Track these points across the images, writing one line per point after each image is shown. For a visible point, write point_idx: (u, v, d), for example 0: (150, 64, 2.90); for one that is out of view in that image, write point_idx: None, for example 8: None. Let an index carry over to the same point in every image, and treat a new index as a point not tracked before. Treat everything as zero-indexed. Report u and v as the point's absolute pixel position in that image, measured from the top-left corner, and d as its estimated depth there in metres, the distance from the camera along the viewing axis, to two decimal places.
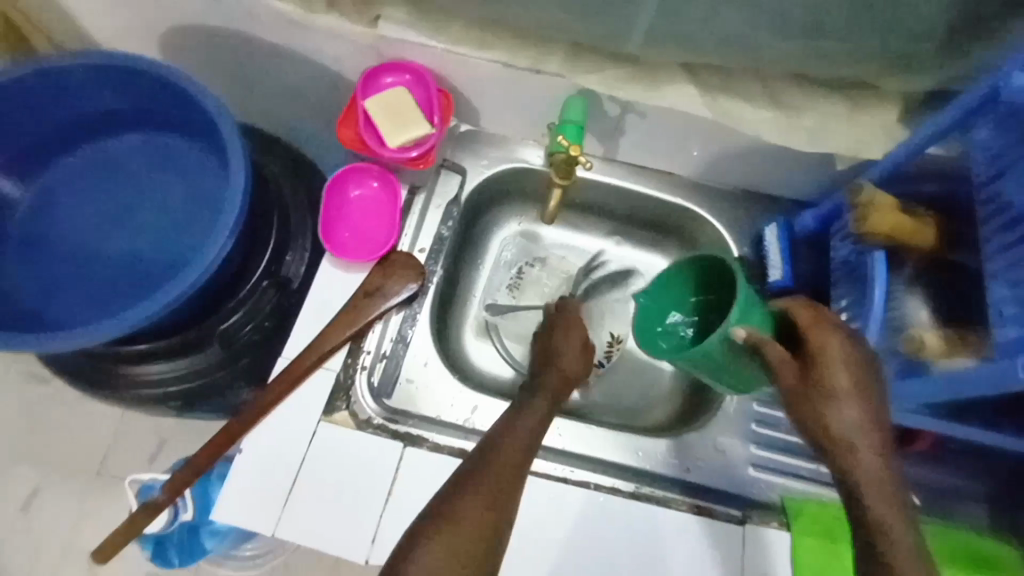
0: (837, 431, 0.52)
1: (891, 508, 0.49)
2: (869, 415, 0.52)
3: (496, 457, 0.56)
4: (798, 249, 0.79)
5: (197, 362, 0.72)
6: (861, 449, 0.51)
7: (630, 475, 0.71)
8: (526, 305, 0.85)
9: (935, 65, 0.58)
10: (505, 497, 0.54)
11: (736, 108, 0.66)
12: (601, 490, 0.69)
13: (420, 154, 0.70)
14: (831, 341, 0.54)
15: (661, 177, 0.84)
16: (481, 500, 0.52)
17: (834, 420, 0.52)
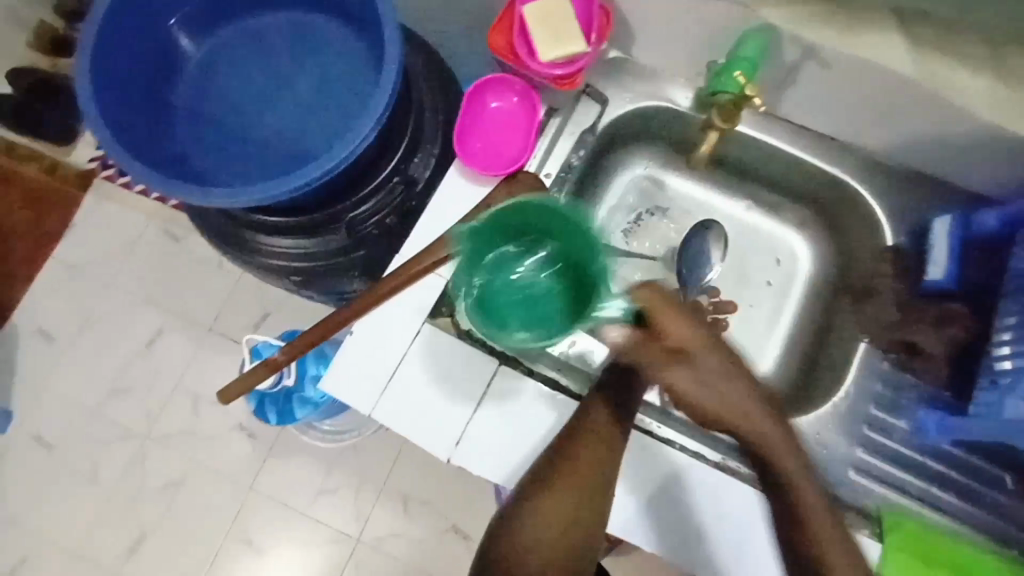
0: (718, 413, 0.54)
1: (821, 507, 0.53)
2: (739, 397, 0.54)
3: (585, 443, 0.55)
4: (970, 253, 0.69)
5: (320, 244, 0.75)
6: (784, 445, 0.54)
7: (717, 445, 0.68)
8: (640, 252, 0.82)
9: None
10: (601, 484, 0.54)
11: (945, 73, 0.57)
12: (685, 452, 0.67)
13: (567, 73, 0.66)
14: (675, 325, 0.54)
15: (820, 143, 0.75)
16: (576, 489, 0.53)
17: (701, 401, 0.54)
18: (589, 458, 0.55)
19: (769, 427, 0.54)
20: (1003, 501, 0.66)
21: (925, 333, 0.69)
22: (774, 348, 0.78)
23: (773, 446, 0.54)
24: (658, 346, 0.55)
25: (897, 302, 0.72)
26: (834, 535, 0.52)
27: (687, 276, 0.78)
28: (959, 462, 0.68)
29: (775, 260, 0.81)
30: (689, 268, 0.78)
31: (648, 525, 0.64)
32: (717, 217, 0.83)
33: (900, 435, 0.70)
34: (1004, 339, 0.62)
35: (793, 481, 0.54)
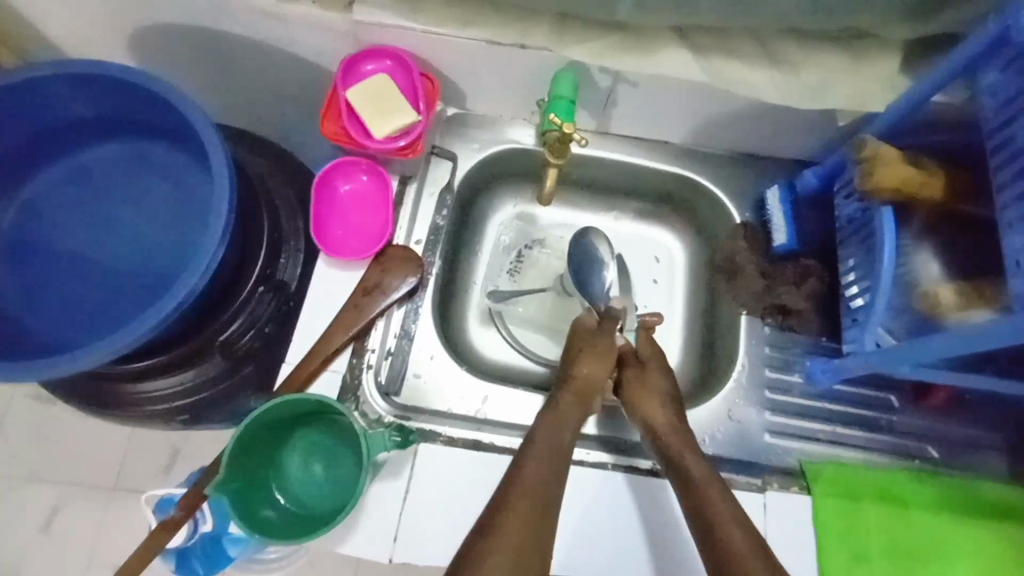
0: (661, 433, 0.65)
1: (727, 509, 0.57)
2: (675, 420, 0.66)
3: (516, 503, 0.55)
4: (802, 212, 0.78)
5: (199, 374, 0.70)
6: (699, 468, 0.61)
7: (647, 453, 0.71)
8: (528, 288, 0.84)
9: (912, 17, 0.59)
10: (541, 537, 0.54)
11: (731, 69, 0.66)
12: (618, 468, 0.69)
13: (408, 143, 0.68)
14: (602, 345, 0.68)
15: (655, 147, 0.82)
16: (510, 555, 0.51)
17: (662, 424, 0.65)
18: (521, 519, 0.54)
19: (696, 458, 0.62)
20: (899, 420, 0.73)
21: (789, 292, 0.76)
22: (675, 341, 0.84)
23: (698, 471, 0.61)
24: (597, 376, 0.67)
25: (761, 271, 0.78)
26: (739, 529, 0.56)
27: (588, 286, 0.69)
28: (854, 397, 0.74)
29: (653, 258, 0.88)
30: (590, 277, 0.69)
31: (595, 551, 0.65)
32: None
33: (799, 387, 0.74)
34: (850, 283, 0.70)
35: (703, 492, 0.59)
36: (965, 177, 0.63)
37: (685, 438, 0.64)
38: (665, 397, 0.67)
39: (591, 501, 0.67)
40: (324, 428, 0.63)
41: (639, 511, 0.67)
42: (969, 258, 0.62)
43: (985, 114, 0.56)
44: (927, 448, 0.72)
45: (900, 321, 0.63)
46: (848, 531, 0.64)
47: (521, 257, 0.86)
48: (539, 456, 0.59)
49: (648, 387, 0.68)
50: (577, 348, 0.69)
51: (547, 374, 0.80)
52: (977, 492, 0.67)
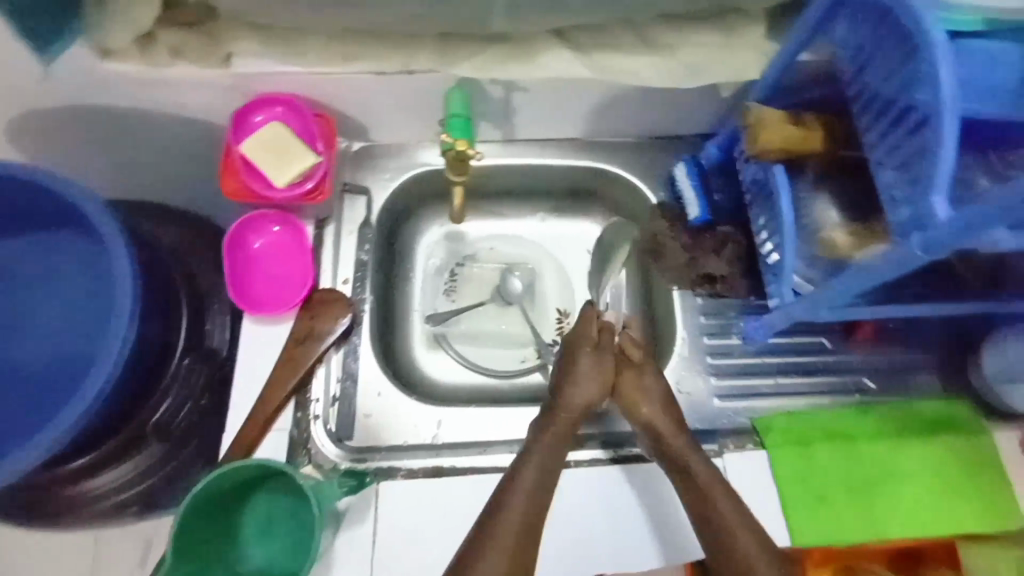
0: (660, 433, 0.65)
1: (727, 506, 0.61)
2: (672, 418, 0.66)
3: (498, 540, 0.56)
4: (709, 181, 0.81)
5: (143, 460, 0.68)
6: (698, 469, 0.63)
7: (608, 443, 0.71)
8: (467, 304, 0.85)
9: None
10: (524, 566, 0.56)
11: (612, 61, 0.69)
12: (582, 464, 0.69)
13: (314, 184, 0.67)
14: (597, 362, 0.68)
15: (562, 145, 0.84)
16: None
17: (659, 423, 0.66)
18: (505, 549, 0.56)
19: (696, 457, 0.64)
20: (836, 360, 0.77)
21: (712, 260, 0.78)
22: None
23: (698, 473, 0.63)
24: (591, 393, 0.67)
25: (685, 244, 0.79)
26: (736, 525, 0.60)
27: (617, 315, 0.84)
28: (790, 346, 0.77)
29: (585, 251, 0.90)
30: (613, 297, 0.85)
31: (597, 551, 0.65)
32: (520, 239, 0.90)
33: (739, 348, 0.77)
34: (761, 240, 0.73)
35: (706, 491, 0.62)
36: (844, 125, 0.66)
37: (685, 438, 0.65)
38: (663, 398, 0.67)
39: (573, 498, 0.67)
40: (263, 488, 0.61)
41: (623, 498, 0.67)
42: (861, 199, 0.66)
43: (843, 66, 0.58)
44: (866, 380, 0.76)
45: (815, 270, 0.67)
46: (806, 476, 0.67)
47: (455, 275, 0.87)
48: (525, 486, 0.59)
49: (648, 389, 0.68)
50: (569, 364, 0.69)
51: (501, 383, 0.81)
52: (916, 413, 0.72)
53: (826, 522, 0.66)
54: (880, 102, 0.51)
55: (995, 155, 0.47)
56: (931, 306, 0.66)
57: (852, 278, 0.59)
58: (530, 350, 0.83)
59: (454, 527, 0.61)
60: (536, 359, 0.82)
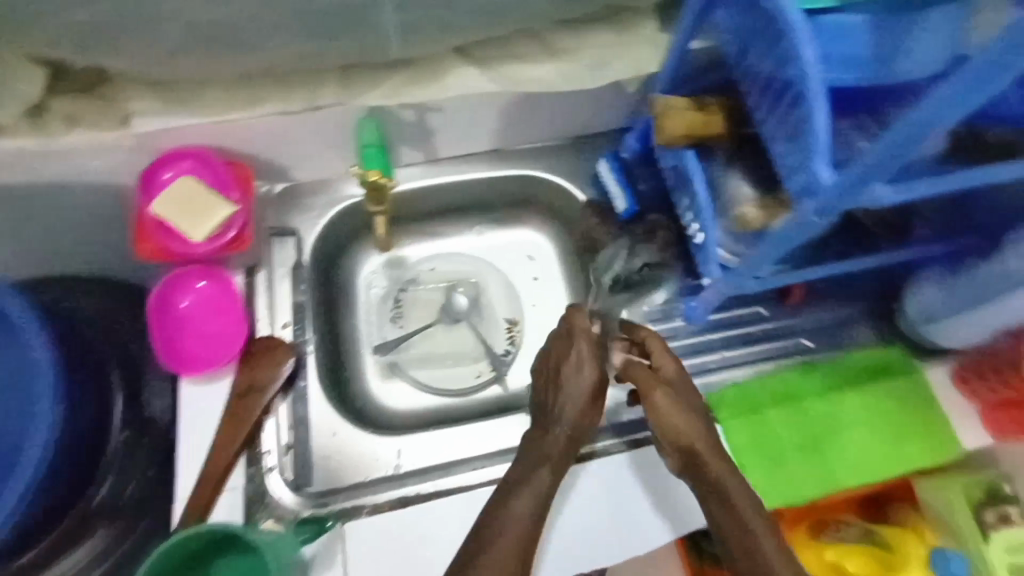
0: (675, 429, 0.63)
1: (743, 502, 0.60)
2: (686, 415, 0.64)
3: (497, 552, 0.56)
4: (631, 172, 0.83)
5: (91, 546, 0.64)
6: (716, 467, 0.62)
7: None
8: (416, 328, 0.84)
9: None
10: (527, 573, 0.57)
11: (517, 71, 0.71)
12: None
13: (235, 234, 0.66)
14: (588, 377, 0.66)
15: (487, 158, 0.86)
16: None
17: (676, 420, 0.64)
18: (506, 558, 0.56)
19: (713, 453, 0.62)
20: (774, 326, 0.80)
21: (646, 249, 0.80)
22: None
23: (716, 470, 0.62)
24: (589, 402, 0.65)
25: (617, 238, 0.82)
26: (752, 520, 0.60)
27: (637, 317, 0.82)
28: (728, 321, 0.81)
29: (526, 256, 0.91)
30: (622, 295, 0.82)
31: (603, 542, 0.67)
32: (460, 253, 0.90)
33: (684, 329, 0.80)
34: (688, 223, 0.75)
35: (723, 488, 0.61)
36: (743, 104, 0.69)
37: (700, 431, 0.63)
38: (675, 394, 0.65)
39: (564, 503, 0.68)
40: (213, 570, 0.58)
41: (619, 483, 0.69)
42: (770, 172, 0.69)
43: (729, 49, 0.61)
44: (805, 340, 0.79)
45: (737, 243, 0.69)
46: (760, 442, 0.70)
47: (399, 300, 0.86)
48: (529, 496, 0.60)
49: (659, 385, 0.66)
50: (569, 370, 0.66)
51: (458, 400, 0.81)
52: (855, 364, 0.76)
53: (780, 485, 0.68)
54: (762, 80, 0.54)
55: (868, 118, 0.50)
56: (849, 262, 0.69)
57: (770, 245, 0.61)
58: (483, 364, 0.83)
59: (427, 556, 0.61)
60: (490, 372, 0.83)
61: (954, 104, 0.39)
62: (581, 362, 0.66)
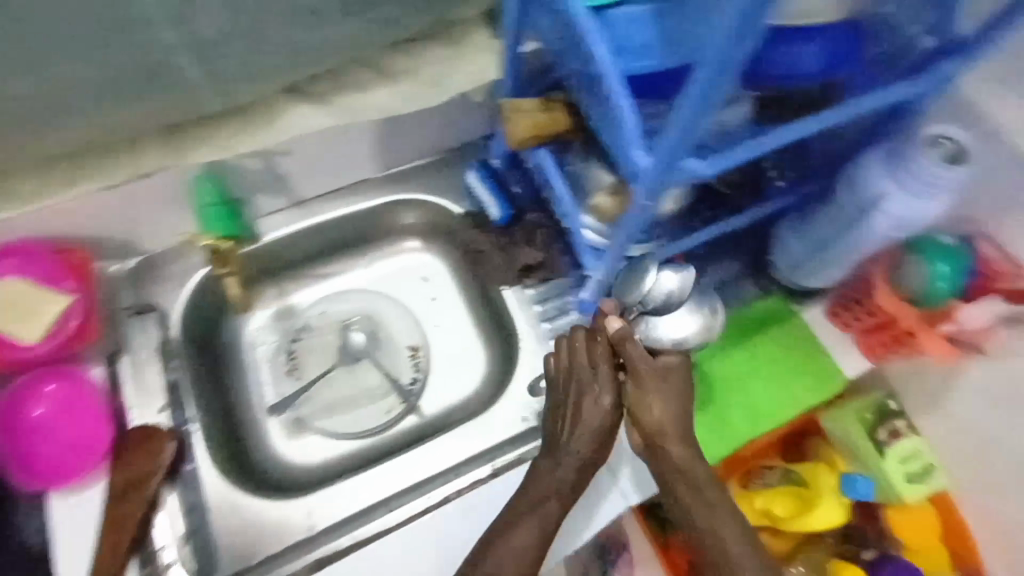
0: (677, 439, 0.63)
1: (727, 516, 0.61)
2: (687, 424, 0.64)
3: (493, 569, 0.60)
4: (503, 177, 0.81)
5: None
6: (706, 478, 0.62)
7: (483, 459, 0.70)
8: (316, 377, 0.81)
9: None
10: None
11: (356, 100, 0.70)
12: (463, 493, 0.68)
13: (74, 329, 0.65)
14: (600, 403, 0.64)
15: (357, 189, 0.84)
16: None
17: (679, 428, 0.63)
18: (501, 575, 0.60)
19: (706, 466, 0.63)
20: None
21: (527, 251, 0.79)
22: (482, 348, 0.85)
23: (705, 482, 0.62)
24: (599, 410, 0.64)
25: (498, 244, 0.80)
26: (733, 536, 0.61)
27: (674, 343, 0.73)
28: None
29: (421, 278, 0.89)
30: (647, 323, 0.73)
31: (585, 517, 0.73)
32: (352, 289, 0.88)
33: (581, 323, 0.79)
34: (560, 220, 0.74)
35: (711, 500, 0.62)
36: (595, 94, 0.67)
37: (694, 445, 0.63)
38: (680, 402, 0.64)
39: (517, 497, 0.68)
40: None
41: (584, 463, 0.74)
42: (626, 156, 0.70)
43: (552, 45, 0.61)
44: None
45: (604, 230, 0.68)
46: None
47: (293, 351, 0.82)
48: (529, 509, 0.63)
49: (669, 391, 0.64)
50: (579, 376, 0.66)
51: (372, 440, 0.79)
52: (744, 319, 0.80)
53: None
54: (579, 74, 0.55)
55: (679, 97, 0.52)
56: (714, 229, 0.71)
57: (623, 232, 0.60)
58: (392, 398, 0.81)
59: None
60: (401, 405, 0.81)
61: (722, 81, 0.41)
62: (589, 366, 0.66)
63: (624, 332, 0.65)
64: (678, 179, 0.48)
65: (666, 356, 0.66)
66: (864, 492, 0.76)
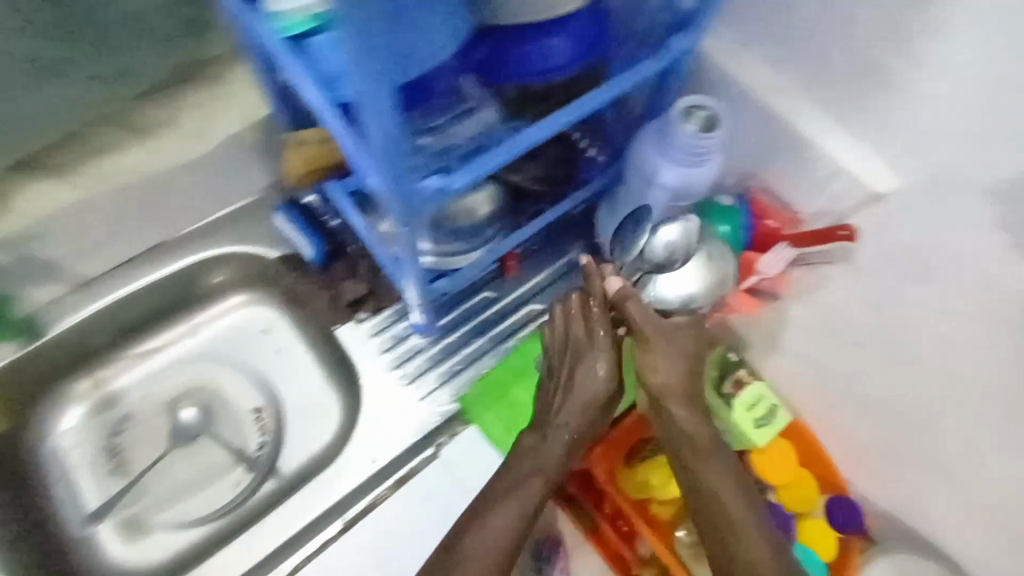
0: (671, 399, 0.66)
1: (717, 468, 0.66)
2: (687, 383, 0.66)
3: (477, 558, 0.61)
4: (314, 213, 0.76)
5: None
6: (702, 434, 0.66)
7: (332, 515, 0.69)
8: (146, 468, 0.74)
9: (203, 40, 0.62)
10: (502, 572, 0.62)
11: (107, 166, 0.66)
12: (311, 557, 0.67)
13: None
14: (597, 377, 0.64)
15: (153, 256, 0.77)
16: None
17: (676, 388, 0.65)
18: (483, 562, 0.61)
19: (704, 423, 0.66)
20: (503, 301, 0.81)
21: (350, 284, 0.76)
22: (333, 395, 0.79)
23: (699, 435, 0.67)
24: (593, 382, 0.65)
25: (319, 281, 0.78)
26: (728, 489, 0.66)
27: (682, 304, 0.70)
28: (462, 316, 0.79)
29: (260, 331, 0.82)
30: (651, 284, 0.71)
31: None
32: (178, 361, 0.80)
33: (422, 345, 0.77)
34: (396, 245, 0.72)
35: (704, 456, 0.66)
36: None
37: (692, 410, 0.67)
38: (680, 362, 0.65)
39: (381, 537, 0.68)
40: None
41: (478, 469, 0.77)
42: None
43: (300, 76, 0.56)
44: (536, 304, 0.81)
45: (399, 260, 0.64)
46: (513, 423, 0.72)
47: (115, 446, 0.75)
48: (518, 489, 0.64)
49: (673, 352, 0.65)
50: (573, 346, 0.66)
51: (221, 520, 0.73)
52: None
53: None
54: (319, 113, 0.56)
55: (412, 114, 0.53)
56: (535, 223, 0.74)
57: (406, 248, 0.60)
58: (239, 471, 0.75)
59: None
60: (250, 475, 0.75)
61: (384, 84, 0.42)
62: (581, 335, 0.66)
63: (623, 289, 0.63)
64: (419, 200, 0.52)
65: (677, 317, 0.67)
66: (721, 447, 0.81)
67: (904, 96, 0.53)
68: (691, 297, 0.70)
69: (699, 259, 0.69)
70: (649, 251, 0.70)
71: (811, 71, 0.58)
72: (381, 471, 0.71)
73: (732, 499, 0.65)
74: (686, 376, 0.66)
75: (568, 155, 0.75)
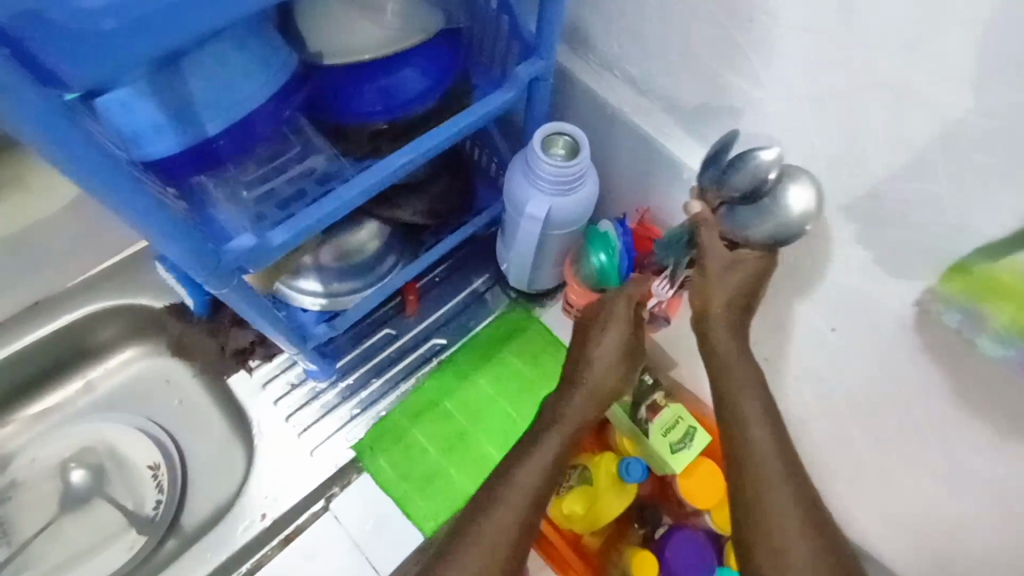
0: (712, 311, 0.53)
1: (751, 410, 0.52)
2: (733, 294, 0.52)
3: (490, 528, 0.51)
4: None
5: None
6: (733, 360, 0.53)
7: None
8: (31, 535, 0.71)
9: None
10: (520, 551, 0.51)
11: None
12: None
13: None
14: (609, 338, 0.58)
15: (33, 314, 0.75)
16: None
17: (704, 307, 0.53)
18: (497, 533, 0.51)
19: (736, 348, 0.53)
20: (404, 337, 0.78)
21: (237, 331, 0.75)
22: (234, 444, 0.77)
23: (727, 363, 0.53)
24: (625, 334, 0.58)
25: (207, 329, 0.76)
26: (774, 445, 0.50)
27: (775, 240, 0.49)
28: (361, 356, 0.76)
29: (161, 381, 0.80)
30: (733, 215, 0.50)
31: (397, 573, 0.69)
32: (71, 418, 0.78)
33: (318, 390, 0.74)
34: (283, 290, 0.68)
35: (736, 398, 0.52)
36: None
37: (727, 334, 0.53)
38: (733, 269, 0.52)
39: None
40: None
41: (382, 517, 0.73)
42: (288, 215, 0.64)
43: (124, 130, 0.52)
44: (438, 338, 0.78)
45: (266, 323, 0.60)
46: (405, 468, 0.71)
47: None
48: (544, 451, 0.55)
49: (714, 263, 0.51)
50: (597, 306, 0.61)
51: None
52: (483, 335, 0.78)
53: (439, 498, 0.70)
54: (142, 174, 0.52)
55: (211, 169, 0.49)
56: (427, 257, 0.71)
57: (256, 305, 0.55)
58: (131, 533, 0.71)
59: None
60: (143, 538, 0.71)
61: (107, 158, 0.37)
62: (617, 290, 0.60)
63: (701, 214, 0.51)
64: (230, 261, 0.47)
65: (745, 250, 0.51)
66: (639, 473, 0.77)
67: (754, 116, 0.49)
68: (794, 225, 0.47)
69: (804, 184, 0.47)
70: (736, 170, 0.48)
71: (668, 89, 0.55)
72: (270, 527, 0.68)
73: (765, 443, 0.50)
74: (733, 287, 0.52)
75: (456, 183, 0.73)
